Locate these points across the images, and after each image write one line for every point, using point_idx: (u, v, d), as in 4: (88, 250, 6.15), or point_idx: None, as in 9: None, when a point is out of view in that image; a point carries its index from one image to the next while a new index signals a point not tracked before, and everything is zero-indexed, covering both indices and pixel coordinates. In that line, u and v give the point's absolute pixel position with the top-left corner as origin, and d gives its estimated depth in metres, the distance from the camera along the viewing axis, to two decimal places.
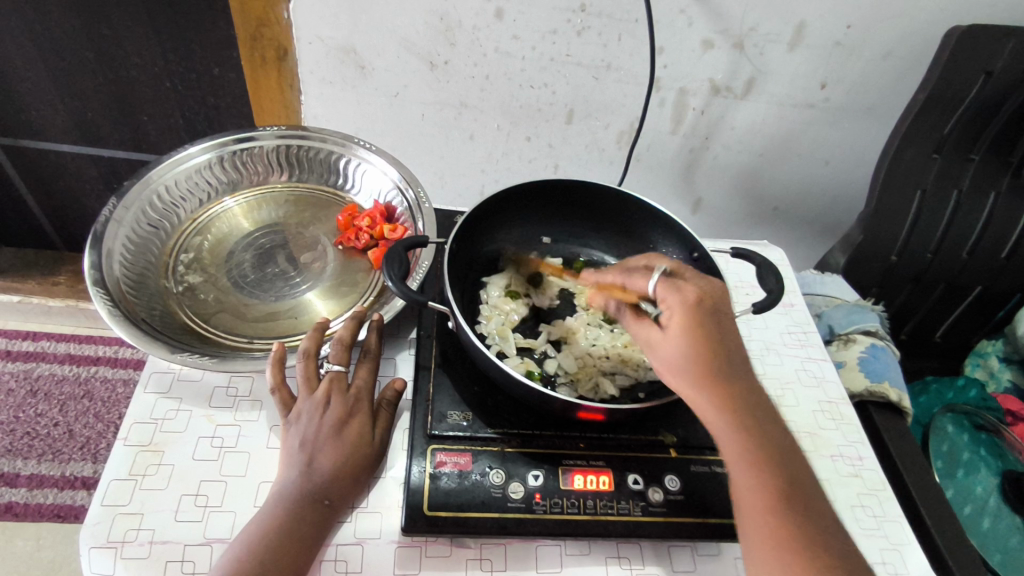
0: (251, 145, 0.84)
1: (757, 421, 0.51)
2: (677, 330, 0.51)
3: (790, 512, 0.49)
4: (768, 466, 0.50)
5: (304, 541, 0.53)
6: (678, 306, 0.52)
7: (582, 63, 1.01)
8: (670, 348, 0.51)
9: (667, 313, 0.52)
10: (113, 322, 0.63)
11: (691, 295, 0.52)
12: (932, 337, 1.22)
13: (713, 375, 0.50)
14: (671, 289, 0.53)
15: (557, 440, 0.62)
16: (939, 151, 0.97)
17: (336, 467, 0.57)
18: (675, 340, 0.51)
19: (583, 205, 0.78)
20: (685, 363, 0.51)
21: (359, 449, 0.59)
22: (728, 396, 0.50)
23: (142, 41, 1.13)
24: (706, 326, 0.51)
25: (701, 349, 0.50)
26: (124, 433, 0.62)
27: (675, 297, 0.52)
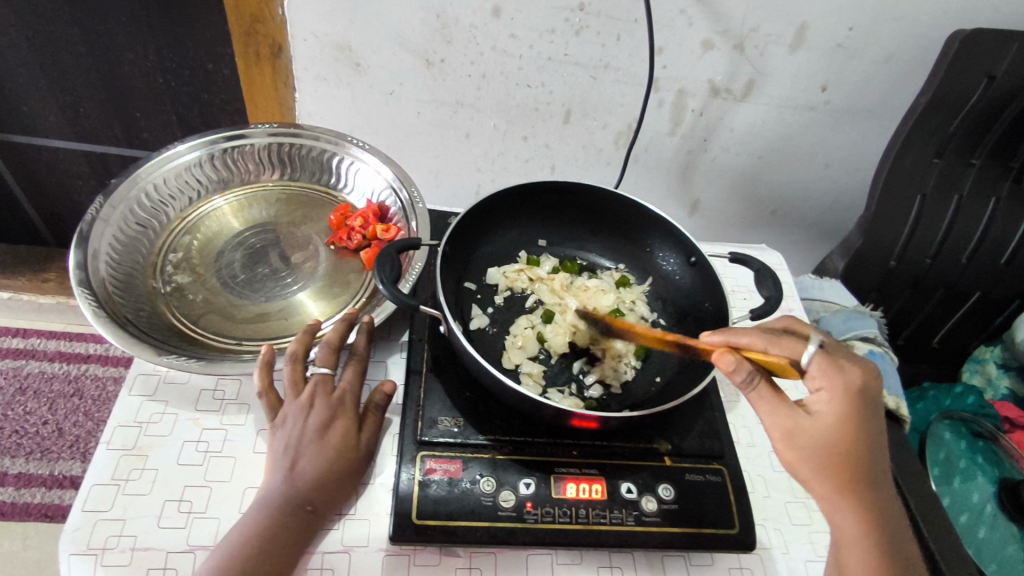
0: (241, 143, 0.82)
1: (873, 488, 0.53)
2: (834, 414, 0.52)
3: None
4: (879, 532, 0.53)
5: (285, 552, 0.52)
6: (836, 391, 0.52)
7: (580, 63, 1.00)
8: (815, 431, 0.52)
9: (824, 396, 0.53)
10: (99, 322, 0.62)
11: (852, 383, 0.52)
12: (930, 343, 1.21)
13: (848, 461, 0.52)
14: (830, 371, 0.53)
15: (549, 447, 0.60)
16: (940, 155, 0.96)
17: (323, 477, 0.56)
18: (827, 419, 0.52)
19: (580, 206, 0.76)
20: (822, 442, 0.52)
21: (347, 457, 0.58)
22: (860, 472, 0.53)
23: (134, 36, 1.12)
24: (859, 417, 0.52)
25: (850, 434, 0.52)
26: (107, 436, 0.61)
27: (835, 382, 0.52)
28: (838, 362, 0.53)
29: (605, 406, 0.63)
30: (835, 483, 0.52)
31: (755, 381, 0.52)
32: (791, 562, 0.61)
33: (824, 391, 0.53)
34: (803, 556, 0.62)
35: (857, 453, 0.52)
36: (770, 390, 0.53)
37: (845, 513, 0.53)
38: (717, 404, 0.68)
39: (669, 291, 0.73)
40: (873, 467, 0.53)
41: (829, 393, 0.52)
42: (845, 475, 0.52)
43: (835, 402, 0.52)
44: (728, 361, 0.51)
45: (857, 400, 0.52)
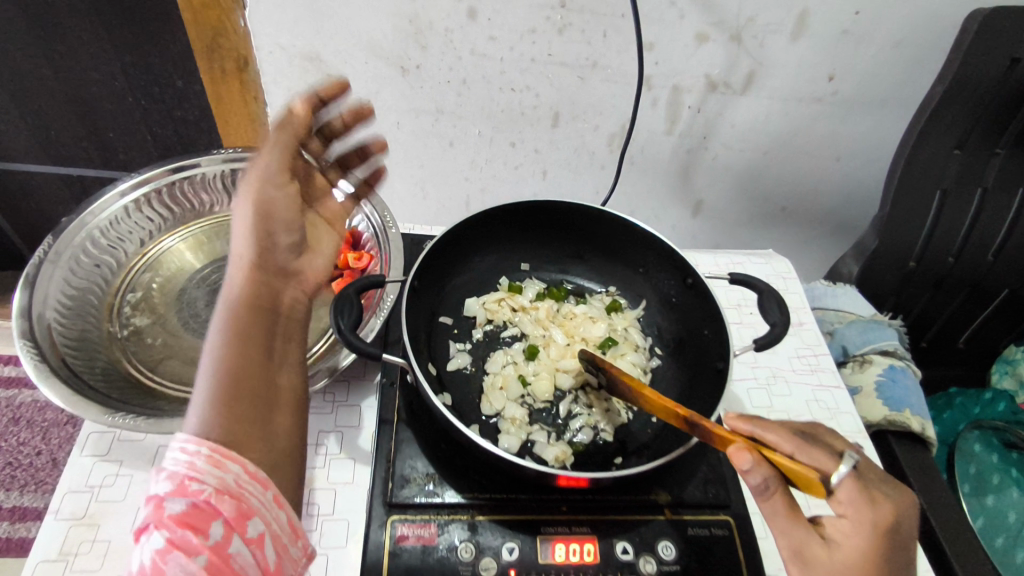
0: (193, 171, 0.76)
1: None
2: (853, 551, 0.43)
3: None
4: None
5: (249, 359, 0.47)
6: (861, 524, 0.43)
7: (565, 64, 0.93)
8: (829, 564, 0.44)
9: (845, 524, 0.44)
10: (43, 379, 0.56)
11: (882, 518, 0.43)
12: (955, 344, 1.13)
13: None
14: (859, 499, 0.44)
15: (534, 503, 0.55)
16: (960, 147, 0.87)
17: (241, 268, 0.52)
18: (846, 554, 0.44)
19: (564, 224, 0.69)
20: None
21: (259, 217, 0.54)
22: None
23: (99, 54, 1.06)
24: (883, 560, 0.43)
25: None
26: (55, 505, 0.56)
27: (863, 514, 0.43)
28: (873, 491, 0.44)
29: (596, 454, 0.57)
30: None
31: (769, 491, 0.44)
32: None
33: (847, 519, 0.44)
34: None
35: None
36: (785, 506, 0.45)
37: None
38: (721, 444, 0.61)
39: (664, 316, 0.67)
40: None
41: (852, 525, 0.44)
42: None
43: (857, 535, 0.44)
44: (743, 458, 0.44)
45: (882, 540, 0.43)
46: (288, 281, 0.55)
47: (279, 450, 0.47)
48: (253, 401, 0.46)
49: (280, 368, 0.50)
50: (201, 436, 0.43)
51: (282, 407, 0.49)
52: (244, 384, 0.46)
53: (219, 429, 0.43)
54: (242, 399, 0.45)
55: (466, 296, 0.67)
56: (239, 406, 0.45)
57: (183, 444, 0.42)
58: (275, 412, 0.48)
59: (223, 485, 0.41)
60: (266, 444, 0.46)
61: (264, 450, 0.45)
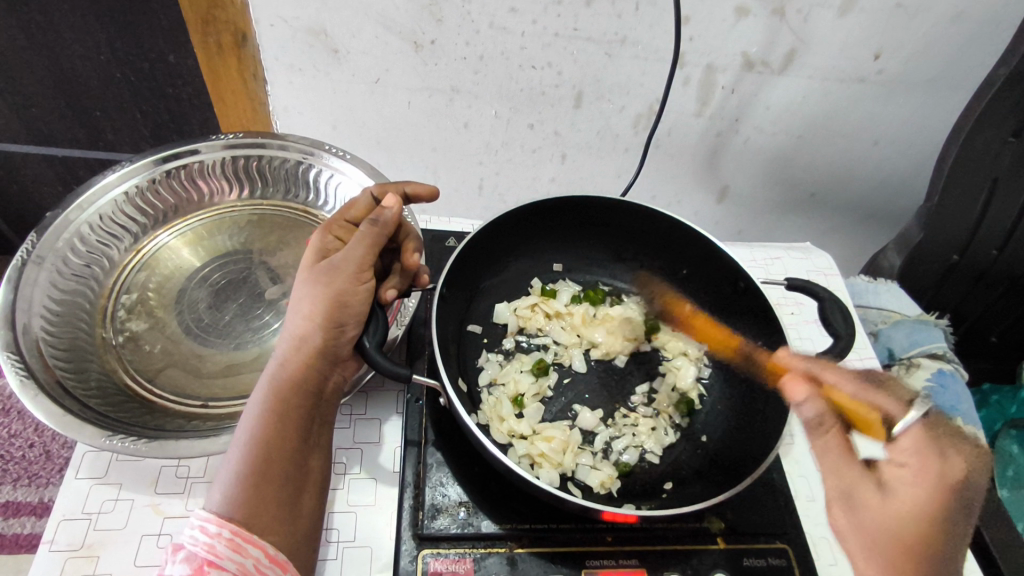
0: (191, 159, 0.70)
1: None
2: (914, 490, 0.43)
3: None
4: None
5: (285, 445, 0.46)
6: (923, 464, 0.44)
7: (592, 39, 0.86)
8: (889, 502, 0.43)
9: (906, 473, 0.44)
10: (29, 397, 0.51)
11: (947, 471, 0.43)
12: (987, 338, 1.08)
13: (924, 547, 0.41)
14: (925, 448, 0.44)
15: (577, 534, 0.50)
16: (1017, 134, 0.80)
17: (293, 345, 0.49)
18: (908, 494, 0.43)
19: (602, 223, 0.64)
20: (896, 515, 0.42)
21: (330, 308, 0.48)
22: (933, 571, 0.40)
23: (81, 26, 0.98)
24: (941, 504, 0.42)
25: (931, 526, 0.41)
26: (50, 535, 0.51)
27: (928, 459, 0.44)
28: (942, 443, 0.45)
29: (643, 477, 0.53)
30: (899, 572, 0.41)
31: (829, 418, 0.50)
32: None
33: (908, 467, 0.44)
34: None
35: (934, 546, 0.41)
36: (840, 441, 0.50)
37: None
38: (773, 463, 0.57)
39: (708, 321, 0.63)
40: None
41: (915, 464, 0.44)
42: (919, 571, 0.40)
43: (919, 482, 0.43)
44: (798, 390, 0.52)
45: (948, 493, 0.42)
46: (337, 365, 0.51)
47: (301, 535, 0.45)
48: (282, 486, 0.45)
49: (314, 449, 0.49)
50: (223, 516, 0.42)
51: (310, 486, 0.47)
52: (274, 473, 0.44)
53: (242, 511, 0.43)
54: (273, 486, 0.44)
55: (495, 301, 0.62)
56: (265, 497, 0.44)
57: (202, 523, 0.42)
58: (302, 497, 0.46)
59: (242, 572, 0.41)
60: (292, 527, 0.45)
61: (285, 537, 0.44)
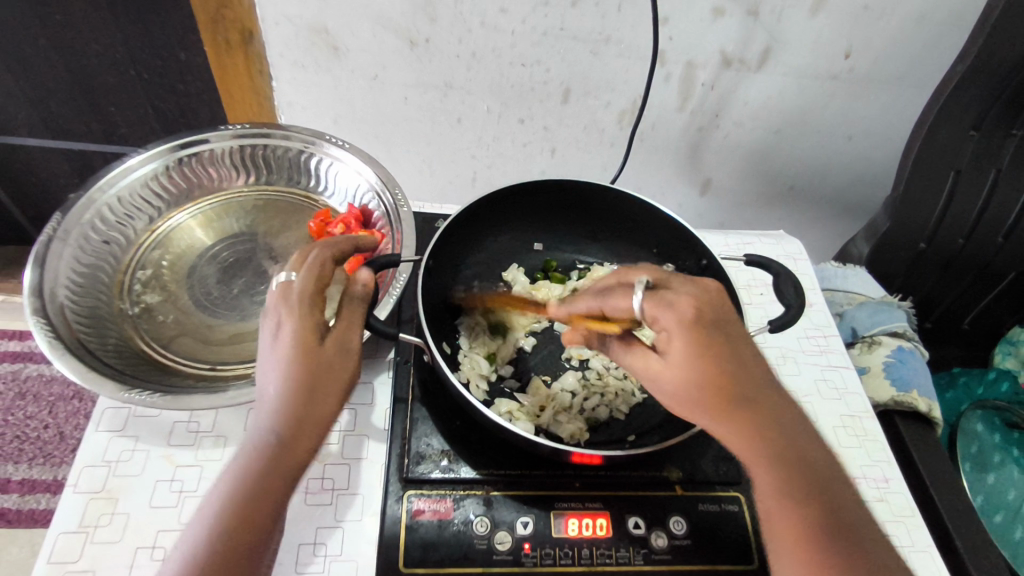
0: (202, 147, 0.75)
1: (759, 401, 0.44)
2: (675, 360, 0.43)
3: (807, 507, 0.43)
4: (782, 447, 0.44)
5: (266, 522, 0.40)
6: (670, 331, 0.43)
7: (577, 37, 0.91)
8: (665, 379, 0.44)
9: (659, 340, 0.44)
10: (56, 356, 0.56)
11: (683, 308, 0.43)
12: (959, 325, 1.13)
13: (719, 393, 0.43)
14: (658, 307, 0.43)
15: (548, 479, 0.56)
16: (977, 128, 0.86)
17: (273, 413, 0.42)
18: (672, 363, 0.43)
19: (580, 206, 0.70)
20: (682, 387, 0.43)
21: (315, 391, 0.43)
22: (740, 395, 0.43)
23: (99, 25, 1.04)
24: (699, 352, 0.42)
25: (701, 375, 0.43)
26: (74, 479, 0.57)
27: (664, 321, 0.43)
28: (663, 293, 0.44)
29: (609, 430, 0.59)
30: (717, 424, 0.43)
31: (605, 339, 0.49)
32: None
33: (662, 336, 0.44)
34: None
35: (725, 381, 0.43)
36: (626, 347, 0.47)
37: (731, 434, 0.43)
38: None
39: None
40: (757, 384, 0.44)
41: (654, 326, 0.44)
42: (721, 415, 0.43)
43: (670, 344, 0.43)
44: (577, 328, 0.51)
45: (705, 330, 0.43)
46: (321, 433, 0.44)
47: None
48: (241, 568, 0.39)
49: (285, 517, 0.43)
50: None
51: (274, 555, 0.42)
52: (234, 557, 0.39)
53: None
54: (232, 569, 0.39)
55: (480, 275, 0.69)
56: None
57: None
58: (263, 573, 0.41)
59: None
60: None
61: None
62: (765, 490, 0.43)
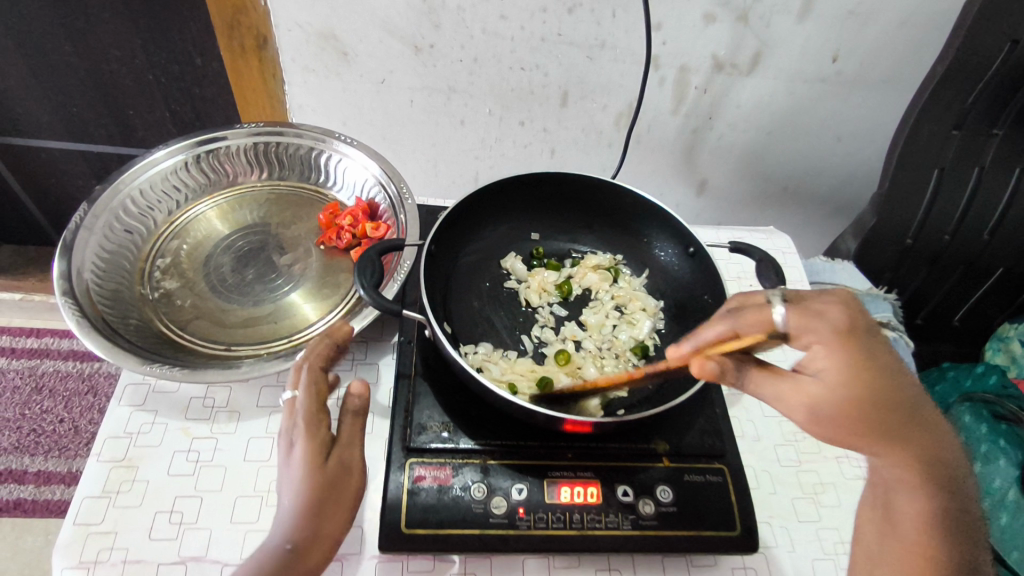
0: (219, 144, 0.80)
1: (916, 416, 0.46)
2: (835, 369, 0.44)
3: (946, 523, 0.45)
4: (922, 456, 0.46)
5: None
6: (827, 342, 0.44)
7: (575, 42, 0.96)
8: (822, 393, 0.44)
9: (817, 354, 0.45)
10: (84, 333, 0.60)
11: (840, 323, 0.44)
12: (950, 321, 1.16)
13: (882, 407, 0.44)
14: (811, 324, 0.44)
15: (542, 450, 0.59)
16: (959, 127, 0.90)
17: (289, 526, 0.46)
18: (832, 377, 0.44)
19: (573, 198, 0.75)
20: (841, 400, 0.44)
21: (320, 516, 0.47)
22: (898, 413, 0.44)
23: (120, 32, 1.09)
24: (866, 363, 0.43)
25: (867, 390, 0.43)
26: (97, 448, 0.61)
27: (821, 331, 0.44)
28: (823, 306, 0.45)
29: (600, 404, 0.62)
30: (862, 436, 0.45)
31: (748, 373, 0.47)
32: (798, 561, 0.59)
33: (816, 349, 0.44)
34: (810, 555, 0.60)
35: (882, 395, 0.44)
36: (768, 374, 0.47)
37: (888, 455, 0.45)
38: (718, 401, 0.66)
39: (667, 283, 0.72)
40: (903, 394, 0.45)
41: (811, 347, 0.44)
42: (872, 426, 0.44)
43: (831, 359, 0.44)
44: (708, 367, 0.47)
45: (856, 343, 0.44)
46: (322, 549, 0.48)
47: None
48: None
49: None
50: None
51: None
52: None
53: None
54: None
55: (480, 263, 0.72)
56: None
57: None
58: None
59: None
60: None
61: None
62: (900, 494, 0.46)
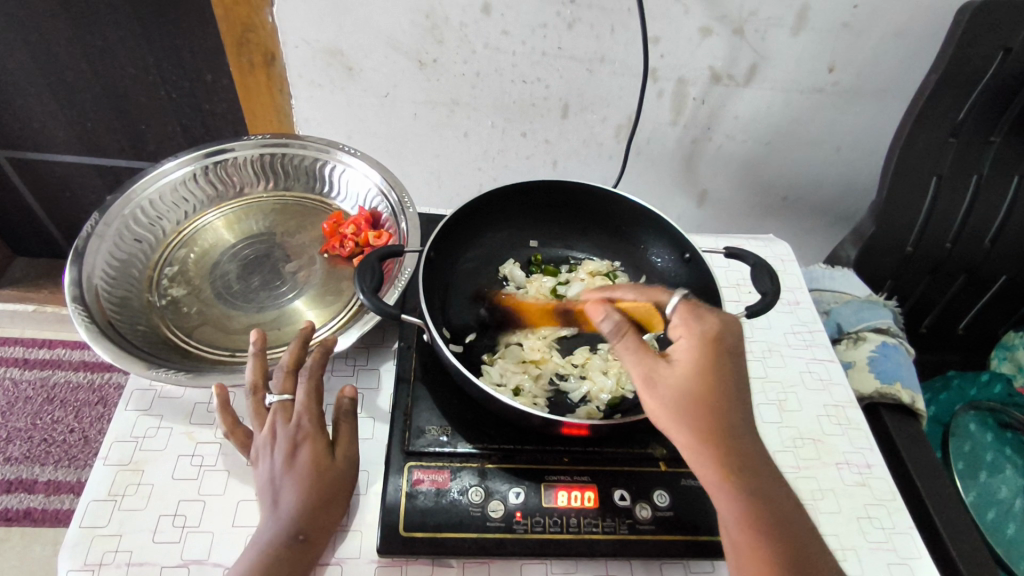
0: (227, 155, 0.82)
1: (745, 444, 0.49)
2: (689, 357, 0.50)
3: (769, 531, 0.47)
4: (748, 465, 0.48)
5: None
6: (691, 334, 0.51)
7: (574, 56, 0.98)
8: (670, 376, 0.49)
9: (680, 343, 0.51)
10: (92, 338, 0.62)
11: (708, 330, 0.51)
12: (954, 330, 1.15)
13: (712, 404, 0.48)
14: (688, 319, 0.51)
15: (539, 454, 0.59)
16: (956, 135, 0.90)
17: (293, 517, 0.52)
18: (684, 364, 0.50)
19: (570, 206, 0.76)
20: (682, 387, 0.49)
21: (322, 507, 0.53)
22: (719, 420, 0.48)
23: (135, 51, 1.13)
24: (711, 361, 0.49)
25: (706, 382, 0.49)
26: (104, 452, 0.62)
27: (692, 328, 0.51)
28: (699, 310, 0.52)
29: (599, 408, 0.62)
30: (693, 428, 0.48)
31: (626, 332, 0.50)
32: None
33: (681, 338, 0.51)
34: None
35: (716, 392, 0.49)
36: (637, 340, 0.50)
37: (712, 466, 0.47)
38: None
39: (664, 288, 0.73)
40: (736, 403, 0.49)
41: (680, 337, 0.51)
42: (702, 419, 0.48)
43: (689, 347, 0.50)
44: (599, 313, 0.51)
45: (714, 343, 0.50)
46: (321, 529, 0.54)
47: None
48: None
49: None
50: None
51: None
52: None
53: None
54: None
55: (480, 270, 0.73)
56: None
57: None
58: None
59: None
60: None
61: None
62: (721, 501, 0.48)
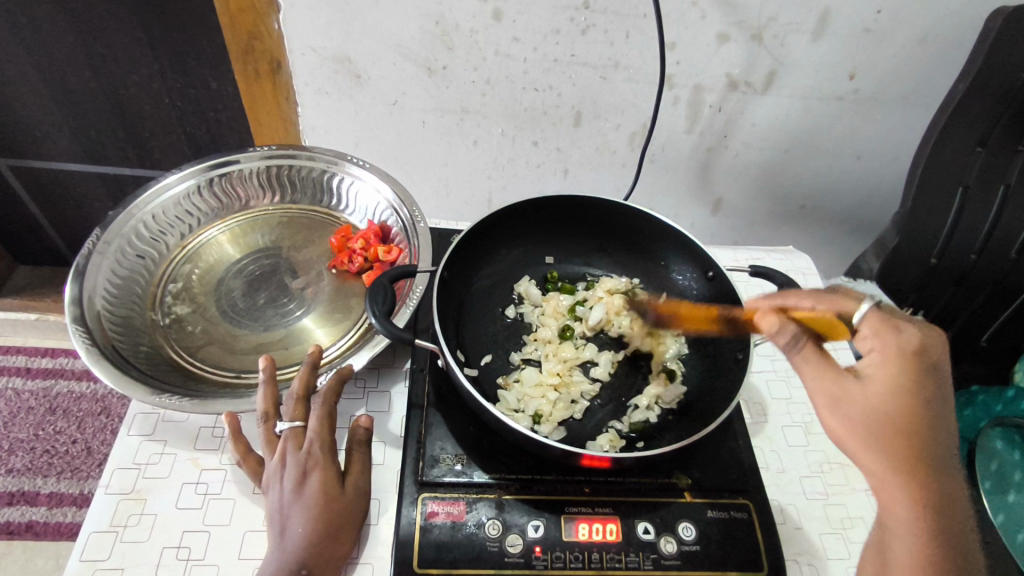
0: (232, 168, 0.80)
1: (940, 474, 0.48)
2: (887, 376, 0.50)
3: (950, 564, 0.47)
4: (936, 492, 0.48)
5: None
6: (887, 350, 0.51)
7: (588, 63, 0.95)
8: (864, 397, 0.49)
9: (874, 358, 0.51)
10: (93, 361, 0.60)
11: (906, 346, 0.51)
12: (977, 341, 1.12)
13: (913, 428, 0.48)
14: (883, 333, 0.52)
15: (558, 484, 0.57)
16: (983, 144, 0.87)
17: (299, 548, 0.49)
18: (880, 381, 0.50)
19: (587, 220, 0.74)
20: (877, 409, 0.49)
21: (330, 536, 0.50)
22: (913, 444, 0.48)
23: (138, 58, 1.11)
24: (915, 381, 0.49)
25: (908, 402, 0.49)
26: (106, 480, 0.59)
27: (887, 343, 0.51)
28: (895, 324, 0.52)
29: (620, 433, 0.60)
30: (889, 450, 0.48)
31: (801, 344, 0.52)
32: None
33: (877, 354, 0.51)
34: None
35: (917, 415, 0.49)
36: (816, 354, 0.52)
37: (900, 488, 0.48)
38: (740, 432, 0.64)
39: None
40: (935, 427, 0.49)
41: (875, 352, 0.51)
42: (897, 441, 0.48)
43: (886, 363, 0.50)
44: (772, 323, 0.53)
45: (912, 364, 0.50)
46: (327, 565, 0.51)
47: None
48: None
49: None
50: None
51: None
52: None
53: None
54: None
55: (494, 289, 0.71)
56: None
57: None
58: None
59: None
60: None
61: None
62: (899, 524, 0.49)
